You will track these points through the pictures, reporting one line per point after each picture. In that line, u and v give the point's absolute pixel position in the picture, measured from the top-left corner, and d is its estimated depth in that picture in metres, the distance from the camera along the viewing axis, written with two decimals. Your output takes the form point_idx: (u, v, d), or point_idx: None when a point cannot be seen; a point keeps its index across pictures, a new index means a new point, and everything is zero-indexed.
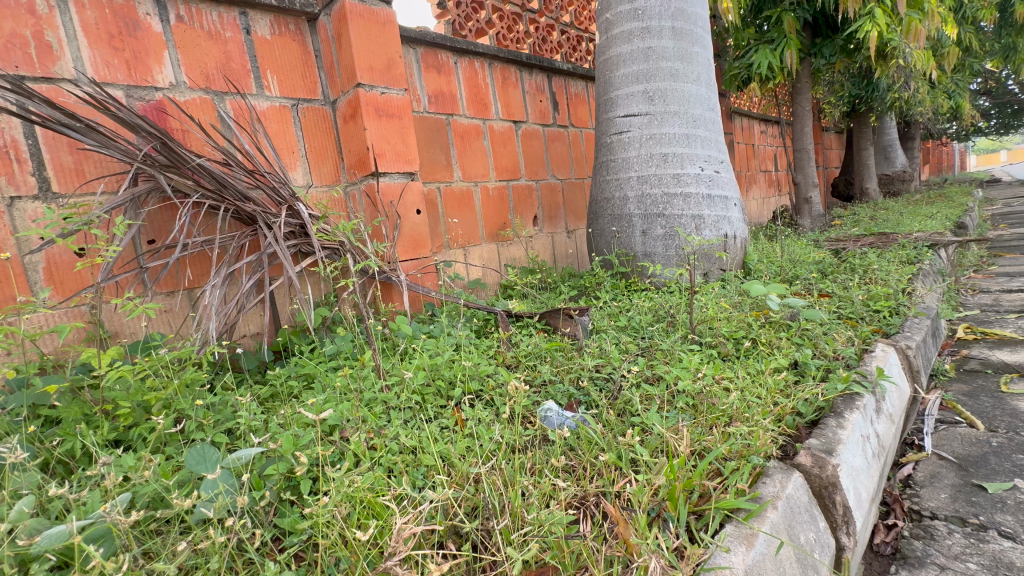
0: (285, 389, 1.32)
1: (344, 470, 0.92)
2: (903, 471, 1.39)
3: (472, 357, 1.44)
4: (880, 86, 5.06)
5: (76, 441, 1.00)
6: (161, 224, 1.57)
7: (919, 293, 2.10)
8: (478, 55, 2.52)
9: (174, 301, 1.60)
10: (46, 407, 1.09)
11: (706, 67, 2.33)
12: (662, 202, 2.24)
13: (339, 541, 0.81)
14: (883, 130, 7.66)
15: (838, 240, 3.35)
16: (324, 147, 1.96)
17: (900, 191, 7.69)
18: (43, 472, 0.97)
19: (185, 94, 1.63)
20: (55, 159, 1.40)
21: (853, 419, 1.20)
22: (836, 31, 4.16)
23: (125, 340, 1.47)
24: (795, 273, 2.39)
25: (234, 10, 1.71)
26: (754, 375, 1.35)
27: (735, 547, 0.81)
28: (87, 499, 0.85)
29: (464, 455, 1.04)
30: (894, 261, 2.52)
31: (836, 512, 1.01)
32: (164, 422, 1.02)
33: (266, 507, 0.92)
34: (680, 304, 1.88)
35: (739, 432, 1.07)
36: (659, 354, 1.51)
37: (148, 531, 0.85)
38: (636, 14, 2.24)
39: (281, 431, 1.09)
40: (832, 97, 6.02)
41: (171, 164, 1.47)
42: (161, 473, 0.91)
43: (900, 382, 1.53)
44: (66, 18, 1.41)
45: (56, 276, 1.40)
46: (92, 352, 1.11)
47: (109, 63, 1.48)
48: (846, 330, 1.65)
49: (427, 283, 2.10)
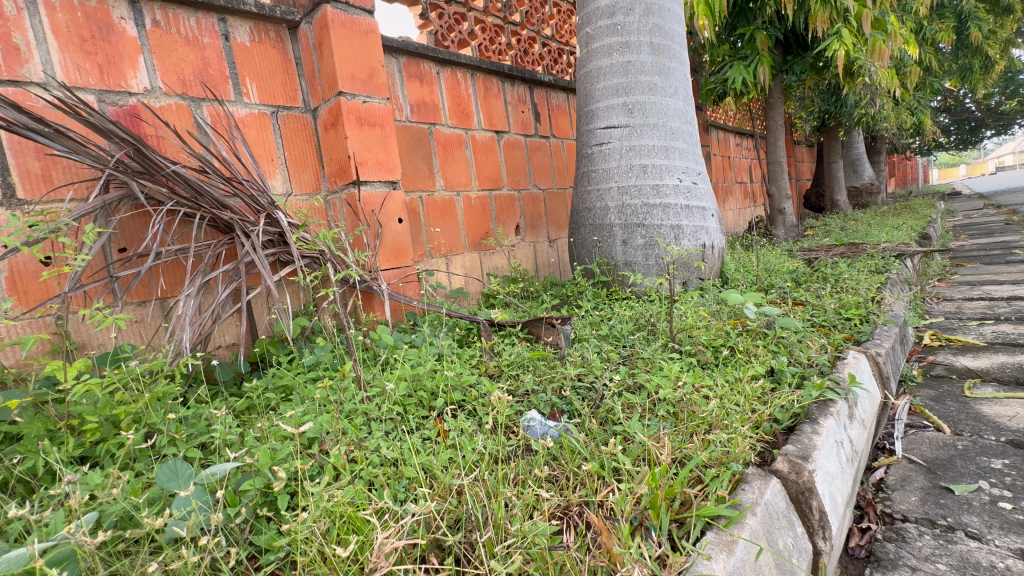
0: (262, 401, 1.30)
1: (323, 484, 0.89)
2: (875, 475, 1.43)
3: (455, 366, 1.43)
4: (847, 102, 5.28)
5: (38, 459, 0.95)
6: (132, 231, 1.52)
7: (887, 302, 2.18)
8: (460, 66, 2.54)
9: (145, 312, 1.55)
10: (5, 423, 1.04)
11: (683, 82, 2.39)
12: (642, 212, 2.27)
13: (317, 557, 0.80)
14: (851, 145, 7.96)
15: (811, 250, 3.44)
16: (304, 154, 1.94)
17: (868, 204, 7.96)
18: (2, 493, 0.93)
19: (161, 99, 1.60)
20: (21, 164, 1.35)
21: (827, 425, 1.23)
22: (806, 49, 4.31)
23: (92, 352, 1.42)
24: (771, 282, 2.46)
25: (212, 17, 1.69)
26: (733, 382, 1.39)
27: (716, 555, 0.82)
28: (49, 520, 0.81)
29: (447, 467, 1.03)
30: (863, 270, 2.60)
31: (813, 517, 1.03)
32: (134, 438, 0.98)
33: (241, 524, 0.89)
34: (660, 313, 1.92)
35: (718, 440, 1.09)
36: (640, 363, 1.53)
37: (115, 552, 0.81)
38: (616, 30, 2.30)
39: (258, 445, 1.06)
40: (802, 112, 6.23)
41: (145, 171, 1.43)
42: (130, 490, 0.88)
43: (871, 389, 1.58)
44: (35, 20, 1.36)
45: (19, 285, 1.34)
46: (57, 365, 1.06)
47: (81, 67, 1.44)
48: (820, 338, 1.70)
49: (408, 292, 2.09)
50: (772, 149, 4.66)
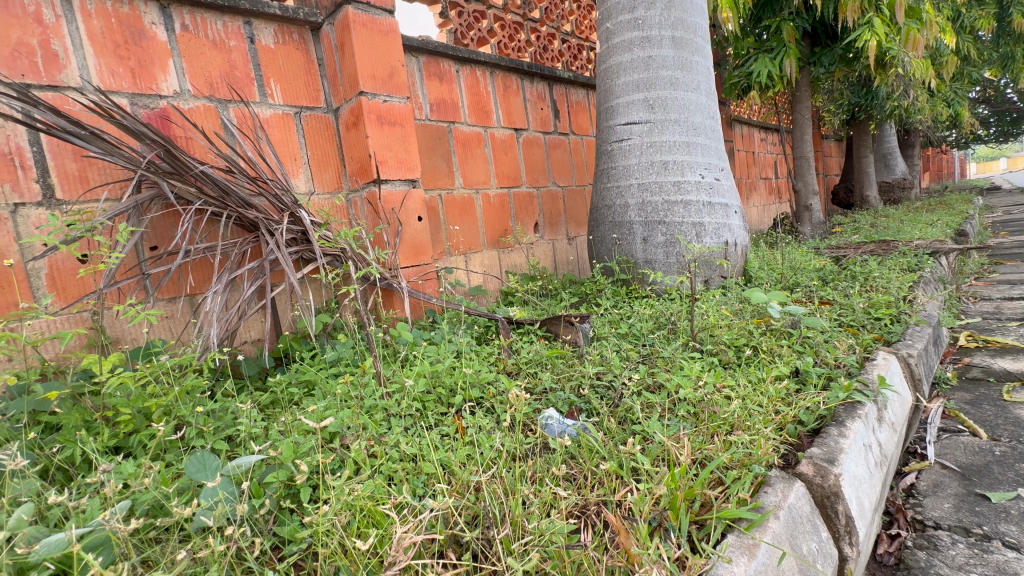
0: (285, 396, 1.33)
1: (344, 478, 0.91)
2: (906, 481, 1.39)
3: (473, 364, 1.44)
4: (879, 94, 5.08)
5: (76, 449, 0.99)
6: (163, 230, 1.58)
7: (920, 301, 2.09)
8: (480, 64, 2.54)
9: (175, 308, 1.60)
10: (46, 413, 1.09)
11: (706, 76, 2.35)
12: (663, 209, 2.24)
13: (339, 550, 0.81)
14: (883, 138, 7.68)
15: (839, 247, 3.34)
16: (326, 154, 1.97)
17: (900, 199, 7.66)
18: (43, 480, 0.98)
19: (189, 102, 1.64)
20: (59, 166, 1.41)
21: (855, 427, 1.19)
22: (835, 40, 4.18)
23: (125, 347, 1.47)
24: (796, 280, 2.40)
25: (238, 19, 1.73)
26: (755, 383, 1.36)
27: (737, 558, 0.80)
28: (86, 507, 0.84)
29: (465, 463, 1.04)
30: (895, 268, 2.51)
31: (839, 522, 1.00)
32: (164, 430, 1.01)
33: (265, 515, 0.92)
34: (681, 312, 1.88)
35: (740, 441, 1.07)
36: (660, 362, 1.51)
37: (147, 539, 0.84)
38: (636, 24, 2.26)
39: (282, 439, 1.09)
40: (831, 105, 6.05)
41: (174, 172, 1.48)
42: (161, 480, 0.91)
43: (902, 391, 1.53)
44: (73, 27, 1.42)
45: (58, 282, 1.40)
46: (93, 359, 1.10)
47: (115, 71, 1.50)
48: (847, 339, 1.65)
49: (427, 289, 2.10)
50: (799, 144, 4.53)
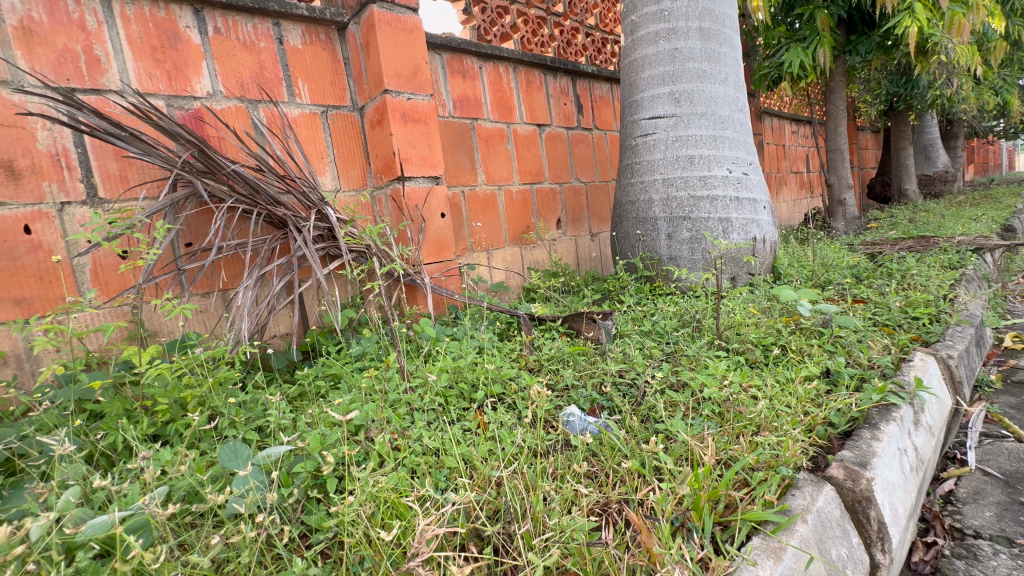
0: (312, 389, 1.36)
1: (369, 470, 0.94)
2: (944, 487, 1.33)
3: (495, 359, 1.45)
4: (920, 83, 4.86)
5: (117, 436, 1.04)
6: (197, 227, 1.63)
7: (962, 300, 2.00)
8: (503, 60, 2.54)
9: (209, 302, 1.66)
10: (91, 402, 1.15)
11: (734, 68, 2.29)
12: (688, 205, 2.20)
13: (364, 540, 0.83)
14: (924, 129, 7.33)
15: (875, 243, 3.22)
16: (352, 152, 2.00)
17: (941, 192, 7.32)
18: (88, 464, 1.03)
19: (221, 102, 1.70)
20: (101, 166, 1.47)
21: (889, 431, 1.15)
22: (873, 27, 4.01)
23: (163, 339, 1.54)
24: (828, 277, 2.32)
25: (268, 21, 1.77)
26: (784, 383, 1.32)
27: (762, 561, 0.79)
28: (128, 491, 0.89)
29: (487, 458, 1.05)
30: (935, 265, 2.40)
31: (871, 528, 0.97)
32: (199, 420, 1.06)
33: (294, 504, 0.94)
34: (706, 309, 1.85)
35: (767, 442, 1.04)
36: (684, 360, 1.49)
37: (183, 523, 0.88)
38: (662, 16, 2.22)
39: (309, 431, 1.12)
40: (868, 96, 5.81)
41: (207, 171, 1.53)
42: (196, 468, 0.95)
43: (941, 394, 1.46)
44: (113, 33, 1.48)
45: (101, 278, 1.47)
46: (132, 350, 1.15)
47: (152, 74, 1.56)
48: (882, 338, 1.59)
49: (450, 285, 2.12)
50: (832, 136, 4.37)
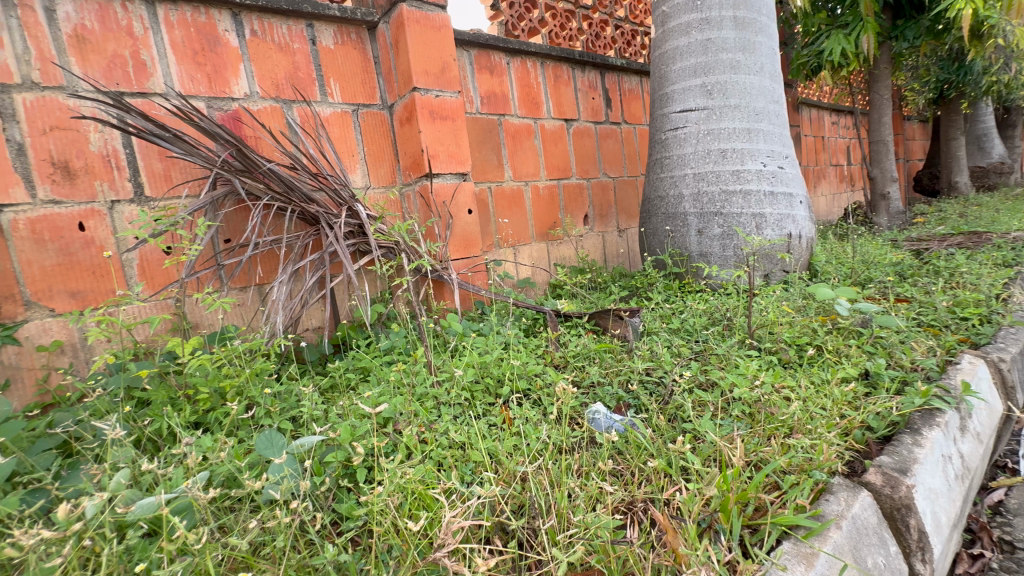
0: (343, 381, 1.40)
1: (397, 462, 0.96)
2: (992, 497, 1.26)
3: (521, 356, 1.45)
4: (974, 69, 4.57)
5: (163, 422, 1.11)
6: (235, 224, 1.70)
7: (1017, 300, 1.88)
8: (530, 55, 2.52)
9: (246, 296, 1.73)
10: (139, 389, 1.22)
11: (770, 57, 2.21)
12: (719, 200, 2.15)
13: (391, 529, 0.86)
14: (977, 118, 6.90)
15: (920, 240, 3.06)
16: (381, 150, 2.04)
17: (996, 185, 6.88)
18: (137, 448, 1.09)
19: (258, 103, 1.75)
20: (147, 166, 1.55)
21: (932, 437, 1.10)
22: (922, 11, 3.79)
23: (204, 331, 1.61)
24: (868, 275, 2.23)
25: (301, 22, 1.82)
26: (819, 385, 1.28)
27: (792, 566, 0.77)
28: (172, 474, 0.94)
29: (512, 453, 1.06)
30: (987, 263, 2.27)
31: (910, 537, 0.93)
32: (237, 409, 1.11)
33: (325, 492, 0.98)
34: (737, 307, 1.80)
35: (800, 445, 1.02)
36: (713, 359, 1.46)
37: (223, 507, 0.93)
38: (694, 6, 2.16)
39: (340, 422, 1.16)
40: (915, 83, 5.51)
41: (245, 169, 1.59)
42: (234, 454, 1.00)
43: (991, 399, 1.38)
44: (158, 38, 1.55)
45: (147, 272, 1.55)
46: (176, 341, 1.21)
47: (193, 77, 1.62)
48: (927, 339, 1.51)
49: (477, 281, 2.14)
50: (875, 127, 4.17)
